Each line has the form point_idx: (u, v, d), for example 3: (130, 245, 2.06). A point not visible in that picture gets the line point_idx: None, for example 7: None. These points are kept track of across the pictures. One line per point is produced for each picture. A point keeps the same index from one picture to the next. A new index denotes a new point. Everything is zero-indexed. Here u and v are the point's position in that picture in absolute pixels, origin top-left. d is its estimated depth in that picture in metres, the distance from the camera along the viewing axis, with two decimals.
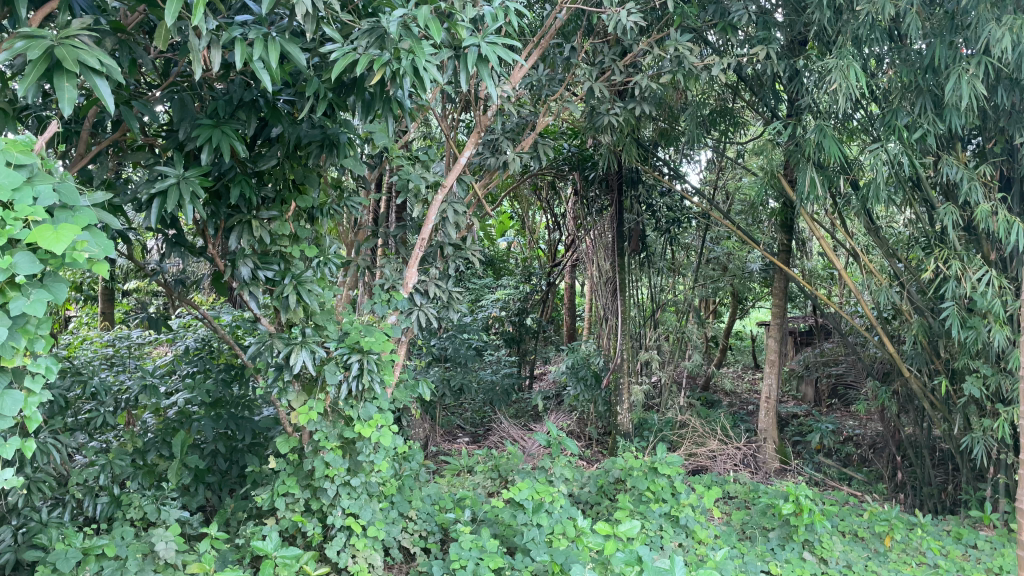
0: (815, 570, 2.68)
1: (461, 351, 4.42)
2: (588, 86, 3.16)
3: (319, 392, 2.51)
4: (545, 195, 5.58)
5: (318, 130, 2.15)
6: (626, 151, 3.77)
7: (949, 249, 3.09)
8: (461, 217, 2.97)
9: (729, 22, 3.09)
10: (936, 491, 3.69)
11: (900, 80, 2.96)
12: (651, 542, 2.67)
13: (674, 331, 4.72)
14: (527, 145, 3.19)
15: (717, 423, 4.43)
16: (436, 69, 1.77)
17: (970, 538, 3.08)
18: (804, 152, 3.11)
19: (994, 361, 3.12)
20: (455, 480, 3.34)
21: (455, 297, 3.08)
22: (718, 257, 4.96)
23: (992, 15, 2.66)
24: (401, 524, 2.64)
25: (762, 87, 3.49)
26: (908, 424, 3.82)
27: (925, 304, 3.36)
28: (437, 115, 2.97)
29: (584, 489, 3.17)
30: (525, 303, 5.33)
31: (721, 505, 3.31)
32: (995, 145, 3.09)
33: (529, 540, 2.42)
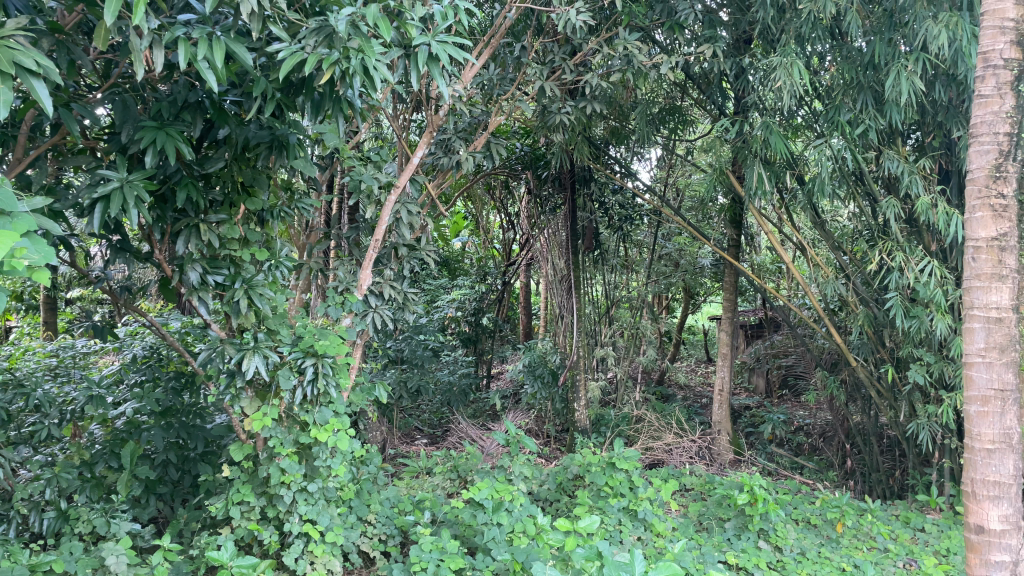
0: (770, 559, 2.73)
1: (418, 352, 4.39)
2: (539, 85, 3.17)
3: (273, 398, 2.47)
4: (499, 195, 5.61)
5: (266, 131, 2.12)
6: (578, 150, 3.80)
7: (892, 242, 3.18)
8: (415, 217, 2.95)
9: (676, 21, 3.11)
10: (884, 476, 3.79)
11: (842, 77, 3.04)
12: (611, 537, 2.69)
13: (628, 327, 4.78)
14: (480, 144, 3.19)
15: (672, 417, 4.49)
16: (386, 68, 1.76)
17: (917, 522, 3.17)
18: (752, 149, 3.16)
19: (937, 349, 3.22)
20: (414, 482, 3.33)
21: (410, 298, 3.07)
22: (670, 253, 5.04)
23: (928, 13, 2.74)
24: (360, 529, 2.61)
25: (710, 85, 3.55)
26: (857, 413, 3.92)
27: (870, 295, 3.45)
28: (389, 116, 2.95)
29: (543, 486, 3.18)
30: (481, 303, 5.31)
31: (678, 498, 3.36)
32: (933, 139, 3.19)
33: (490, 539, 2.41)
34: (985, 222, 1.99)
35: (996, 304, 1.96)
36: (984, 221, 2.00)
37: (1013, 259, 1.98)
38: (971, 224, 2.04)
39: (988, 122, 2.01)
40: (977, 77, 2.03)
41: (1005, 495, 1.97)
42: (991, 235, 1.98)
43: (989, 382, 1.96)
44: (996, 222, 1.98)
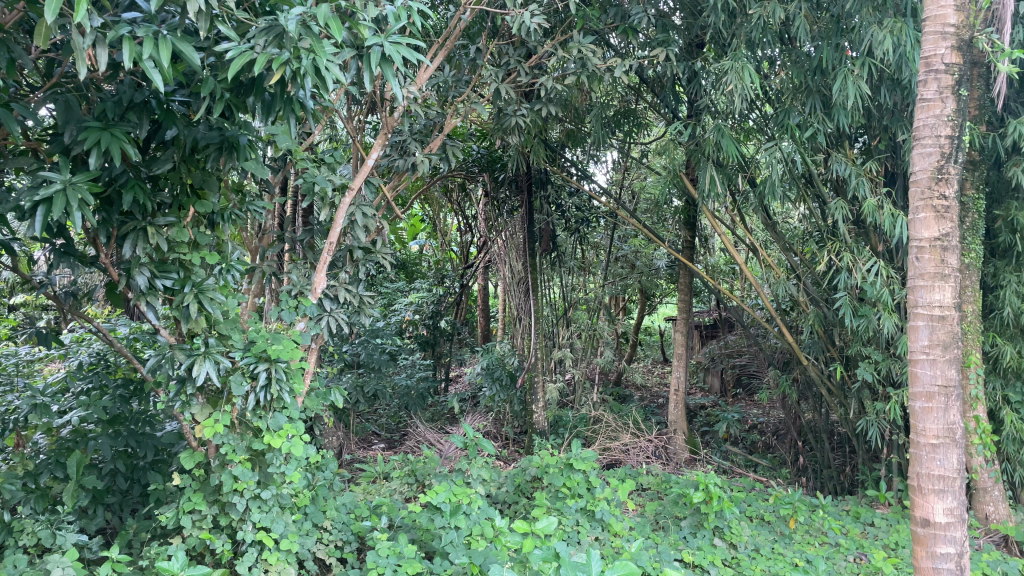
0: (725, 556, 2.76)
1: (374, 356, 4.31)
2: (494, 87, 3.16)
3: (225, 404, 2.43)
4: (456, 197, 5.60)
5: (215, 132, 2.09)
6: (534, 152, 3.80)
7: (840, 243, 3.25)
8: (370, 220, 2.93)
9: (629, 25, 3.13)
10: (835, 473, 3.87)
11: (792, 81, 3.10)
12: (569, 538, 2.69)
13: (586, 328, 4.80)
14: (435, 146, 3.16)
15: (629, 417, 4.52)
16: (338, 69, 1.74)
17: (867, 517, 3.25)
18: (704, 151, 3.20)
19: (884, 347, 3.30)
20: (371, 487, 3.29)
21: (366, 302, 3.04)
22: (626, 256, 5.17)
23: (874, 19, 2.82)
24: (315, 536, 2.57)
25: (663, 88, 3.59)
26: (808, 411, 4.00)
27: (821, 295, 3.52)
28: (342, 117, 2.92)
29: (501, 489, 3.18)
30: (439, 306, 5.29)
31: (635, 498, 3.38)
32: (880, 143, 3.27)
33: (448, 543, 2.39)
34: (927, 223, 2.04)
35: (939, 303, 2.01)
36: (927, 222, 2.05)
37: (955, 258, 2.04)
38: (914, 225, 2.09)
39: (931, 125, 2.06)
40: (920, 81, 2.09)
41: (950, 488, 2.02)
42: (934, 235, 2.04)
43: (933, 379, 2.02)
44: (938, 222, 2.03)
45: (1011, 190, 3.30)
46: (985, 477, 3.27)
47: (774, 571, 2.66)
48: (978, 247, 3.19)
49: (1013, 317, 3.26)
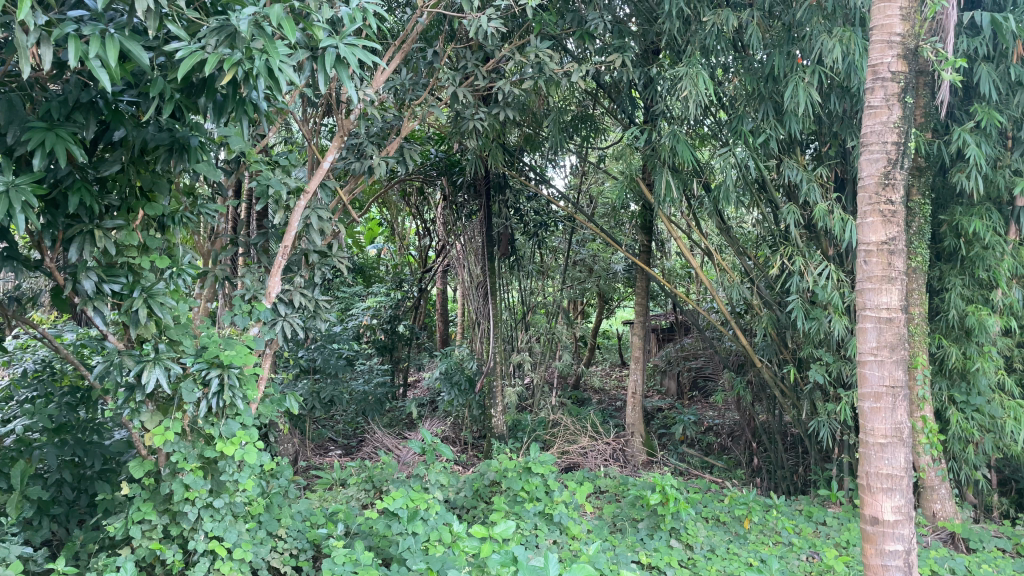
0: (681, 557, 2.79)
1: (331, 361, 4.27)
2: (452, 90, 3.15)
3: (176, 411, 2.38)
4: (414, 201, 5.59)
5: (165, 133, 2.05)
6: (492, 156, 3.80)
7: (792, 247, 3.31)
8: (326, 224, 2.90)
9: (585, 30, 3.15)
10: (788, 473, 3.94)
11: (745, 87, 3.16)
12: (526, 541, 2.69)
13: (544, 332, 4.77)
14: (392, 149, 3.13)
15: (587, 421, 4.54)
16: (292, 70, 1.72)
17: (819, 516, 3.31)
18: (660, 156, 3.24)
19: (835, 349, 3.37)
20: (327, 494, 3.25)
21: (322, 306, 3.00)
22: (584, 259, 5.16)
23: (823, 27, 2.88)
24: (270, 544, 2.51)
25: (620, 94, 3.64)
26: (762, 412, 4.06)
27: (773, 298, 3.58)
28: (297, 119, 2.88)
29: (460, 493, 3.16)
30: (397, 311, 5.25)
31: (592, 500, 3.40)
32: (830, 149, 3.34)
33: (405, 549, 2.36)
34: (875, 227, 2.09)
35: (886, 305, 2.06)
36: (874, 226, 2.10)
37: (902, 262, 2.09)
38: (862, 229, 2.14)
39: (878, 131, 2.11)
40: (867, 88, 2.14)
41: (898, 486, 2.06)
42: (881, 239, 2.09)
43: (881, 379, 2.06)
44: (885, 226, 2.09)
45: (955, 195, 3.40)
46: (931, 476, 3.36)
47: (729, 571, 2.69)
48: (924, 251, 3.28)
49: (958, 319, 3.35)
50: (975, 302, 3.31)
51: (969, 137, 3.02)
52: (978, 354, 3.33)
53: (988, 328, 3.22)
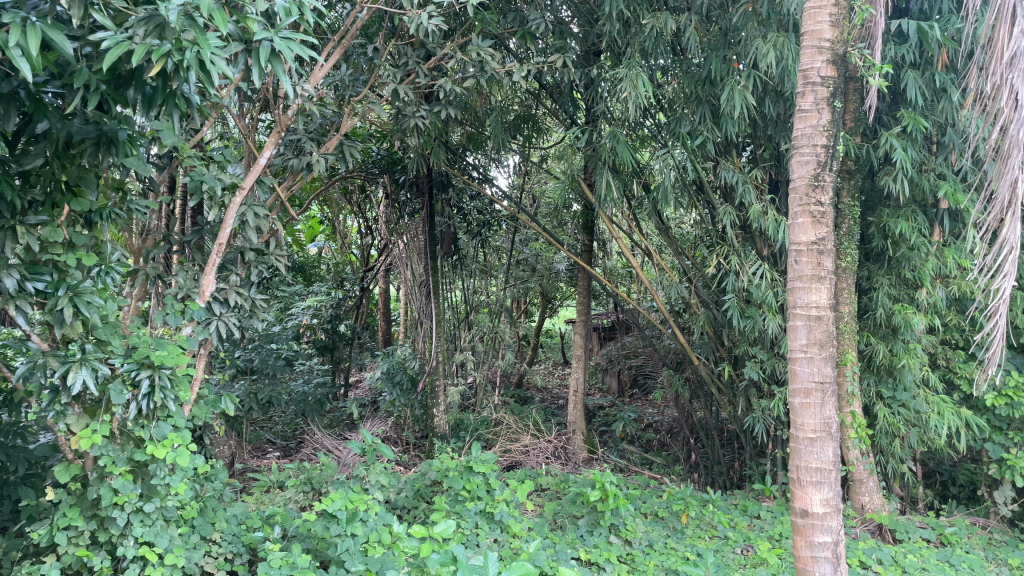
0: (620, 552, 2.82)
1: (269, 361, 4.18)
2: (392, 87, 3.11)
3: (103, 414, 2.29)
4: (356, 199, 5.53)
5: (92, 125, 1.98)
6: (434, 154, 3.77)
7: (728, 247, 3.39)
8: (262, 221, 2.84)
9: (527, 30, 3.16)
10: (724, 468, 4.05)
11: (683, 90, 3.21)
12: (467, 541, 2.69)
13: (487, 331, 4.82)
14: (332, 145, 3.05)
15: (529, 419, 4.56)
16: (225, 62, 1.69)
17: (754, 509, 3.39)
18: (600, 156, 3.26)
19: (769, 347, 3.47)
20: (264, 496, 3.19)
21: (259, 305, 2.95)
22: (527, 259, 5.16)
23: (758, 33, 2.95)
24: (203, 549, 2.45)
25: (562, 95, 3.67)
26: (700, 409, 4.15)
27: (710, 297, 3.66)
28: (233, 114, 2.81)
29: (400, 494, 3.13)
30: (338, 310, 5.17)
31: (534, 498, 3.41)
32: (765, 152, 3.43)
33: (344, 551, 2.33)
34: (805, 228, 2.15)
35: (816, 303, 2.11)
36: (805, 227, 2.16)
37: (830, 261, 2.15)
38: (793, 229, 2.20)
39: (808, 134, 2.17)
40: (799, 92, 2.19)
41: (826, 480, 2.12)
42: (811, 240, 2.15)
43: (810, 376, 2.11)
44: (815, 227, 2.15)
45: (882, 198, 3.52)
46: (860, 469, 3.48)
47: (667, 565, 2.73)
48: (853, 252, 3.40)
49: (885, 317, 3.47)
50: (901, 301, 3.43)
51: (897, 141, 3.11)
52: (904, 351, 3.45)
53: (913, 326, 3.33)
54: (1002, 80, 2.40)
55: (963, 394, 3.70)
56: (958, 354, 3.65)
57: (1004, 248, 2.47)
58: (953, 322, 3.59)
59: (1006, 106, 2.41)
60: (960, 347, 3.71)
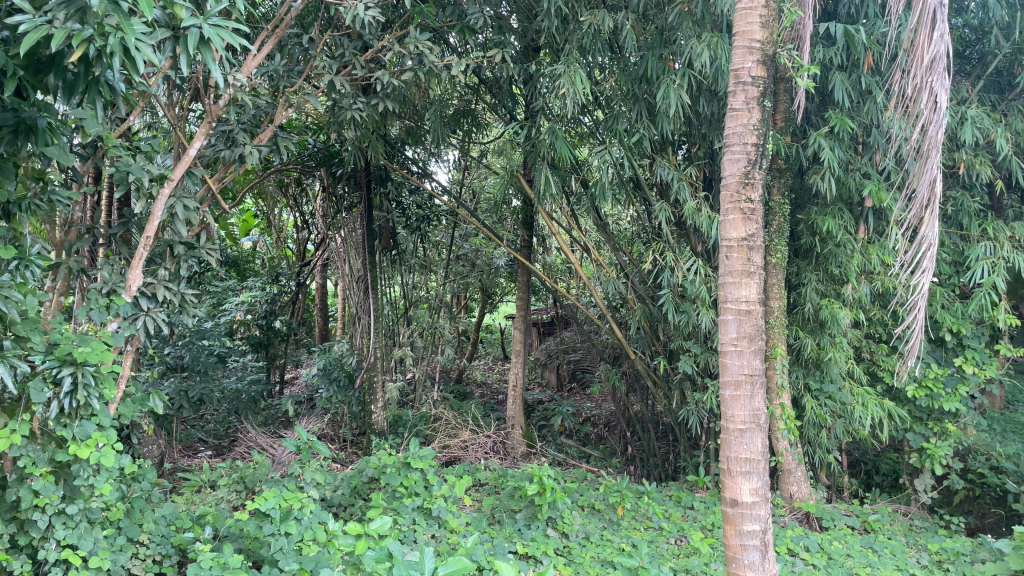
0: (557, 545, 2.84)
1: (201, 358, 4.07)
2: (328, 78, 3.05)
3: (23, 413, 2.20)
4: (292, 192, 5.45)
5: (9, 112, 1.89)
6: (372, 147, 3.72)
7: (664, 243, 3.45)
8: (192, 214, 2.76)
9: (465, 23, 3.13)
10: (660, 461, 4.14)
11: (620, 88, 3.25)
12: (404, 536, 2.68)
13: (426, 327, 4.78)
14: (266, 137, 2.97)
15: (468, 414, 4.56)
16: (150, 49, 1.64)
17: (687, 500, 3.47)
18: (539, 152, 3.28)
19: (702, 341, 3.55)
20: (194, 496, 3.11)
21: (189, 300, 2.87)
22: (467, 254, 5.06)
23: (693, 33, 3.01)
24: (130, 551, 2.38)
25: (501, 90, 3.67)
26: (636, 403, 4.22)
27: (646, 292, 3.72)
28: (161, 103, 2.73)
29: (337, 491, 3.08)
30: (273, 305, 5.05)
31: (472, 493, 3.41)
32: (699, 150, 3.50)
33: (277, 550, 2.28)
34: (735, 224, 2.19)
35: (746, 298, 2.16)
36: (736, 223, 2.20)
37: (759, 257, 2.21)
38: (724, 225, 2.24)
39: (739, 132, 2.22)
40: (730, 91, 2.25)
41: (755, 469, 2.17)
42: (741, 236, 2.19)
43: (740, 369, 2.16)
44: (745, 224, 2.19)
45: (811, 196, 3.62)
46: (789, 459, 3.60)
47: (603, 556, 2.77)
48: (783, 248, 3.50)
49: (813, 312, 3.57)
50: (828, 296, 3.54)
51: (824, 142, 3.20)
52: (831, 344, 3.56)
53: (840, 321, 3.45)
54: (922, 82, 2.49)
55: (886, 386, 3.86)
56: (881, 347, 3.79)
57: (923, 245, 2.57)
58: (877, 317, 3.73)
59: (926, 108, 2.50)
60: (883, 341, 3.86)
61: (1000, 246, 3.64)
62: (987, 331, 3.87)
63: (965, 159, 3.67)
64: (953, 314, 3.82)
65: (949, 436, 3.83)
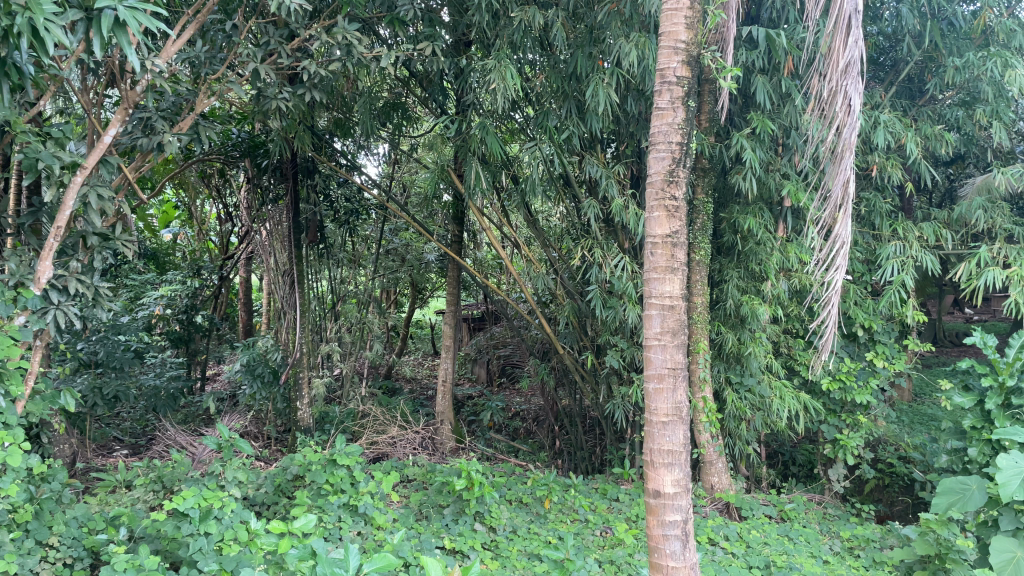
0: (484, 539, 2.85)
1: (117, 354, 3.90)
2: (252, 67, 2.95)
3: None
4: (214, 182, 5.30)
5: None
6: (298, 139, 3.64)
7: (592, 239, 3.49)
8: (107, 204, 2.64)
9: (395, 15, 3.09)
10: (587, 454, 4.23)
11: (550, 85, 3.27)
12: (329, 534, 2.65)
13: (355, 322, 4.71)
14: (186, 126, 2.87)
15: (396, 410, 4.52)
16: (61, 31, 1.58)
17: (613, 492, 3.53)
18: (469, 147, 3.27)
19: (628, 336, 3.62)
20: (108, 497, 2.99)
21: (104, 294, 2.75)
22: (396, 249, 5.13)
23: (621, 32, 3.05)
24: (38, 555, 2.28)
25: (432, 84, 3.64)
26: (564, 397, 4.28)
27: (575, 288, 3.77)
28: (74, 88, 2.60)
29: (260, 490, 3.01)
30: (194, 300, 4.91)
31: (400, 489, 3.39)
32: (627, 149, 3.57)
33: (196, 550, 2.22)
34: (660, 221, 2.24)
35: (669, 294, 2.21)
36: (660, 220, 2.24)
37: (683, 253, 2.26)
38: (649, 222, 2.28)
39: (664, 131, 2.26)
40: (656, 90, 2.28)
41: (677, 461, 2.21)
42: (665, 233, 2.24)
43: (664, 362, 2.20)
44: (669, 221, 2.24)
45: (733, 195, 3.72)
46: (710, 451, 3.69)
47: (530, 550, 2.80)
48: (706, 246, 3.59)
49: (734, 308, 3.68)
50: (748, 292, 3.65)
51: (746, 142, 3.29)
52: (751, 339, 3.66)
53: (759, 316, 3.55)
54: (837, 86, 2.59)
55: (802, 379, 4.01)
56: (798, 342, 3.94)
57: (836, 243, 2.67)
58: (794, 313, 3.86)
59: (840, 111, 2.61)
60: (800, 336, 4.00)
61: (909, 245, 3.80)
62: (897, 327, 4.05)
63: (877, 161, 3.82)
64: (865, 311, 3.98)
65: (860, 428, 4.01)
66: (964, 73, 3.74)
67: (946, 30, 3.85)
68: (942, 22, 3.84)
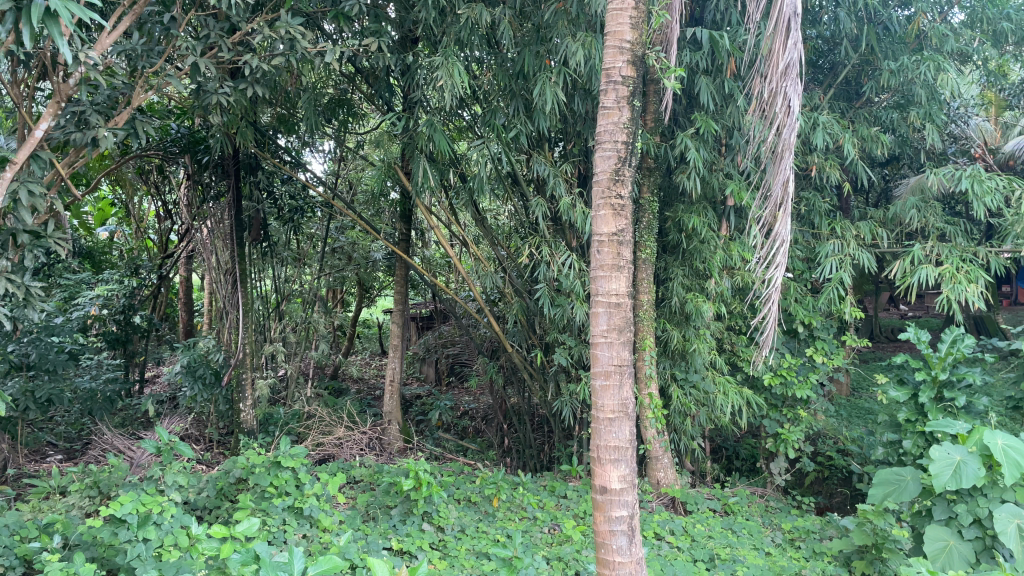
0: (432, 539, 2.84)
1: (50, 356, 3.75)
2: (192, 60, 2.87)
3: None
4: (153, 179, 5.17)
5: None
6: (241, 134, 3.55)
7: (540, 237, 3.50)
8: (39, 201, 2.54)
9: (340, 10, 3.04)
10: (535, 451, 4.27)
11: (497, 83, 3.27)
12: (273, 538, 2.60)
13: (300, 321, 4.59)
14: (122, 120, 2.78)
15: (343, 411, 4.46)
16: None
17: (561, 490, 3.56)
18: (416, 145, 3.23)
19: (576, 334, 3.65)
20: (41, 504, 2.88)
21: (35, 294, 2.65)
22: (342, 247, 5.03)
23: (568, 31, 3.06)
24: None
25: (378, 80, 3.61)
26: (513, 395, 4.29)
27: (523, 286, 3.78)
28: (2, 79, 2.49)
29: (201, 493, 2.93)
30: (132, 300, 4.76)
31: (347, 489, 3.36)
32: (575, 147, 3.61)
33: (134, 558, 2.16)
34: (606, 220, 2.25)
35: (615, 292, 2.23)
36: (606, 219, 2.26)
37: (629, 252, 2.27)
38: (596, 221, 2.29)
39: (609, 130, 2.27)
40: (602, 89, 2.29)
41: (623, 457, 2.23)
42: (612, 231, 2.25)
43: (610, 359, 2.22)
44: (615, 219, 2.25)
45: (678, 194, 3.77)
46: (656, 447, 3.74)
47: (478, 549, 2.79)
48: (651, 245, 3.63)
49: (679, 305, 3.73)
50: (692, 290, 3.70)
51: (690, 142, 3.33)
52: (695, 336, 3.73)
53: (703, 313, 3.61)
54: (777, 87, 2.64)
55: (745, 374, 4.10)
56: (740, 339, 4.01)
57: (776, 242, 2.72)
58: (737, 310, 3.93)
59: (780, 112, 2.66)
60: (742, 333, 4.09)
61: (846, 244, 3.90)
62: (835, 323, 4.17)
63: (816, 162, 3.91)
64: (805, 307, 4.08)
65: (800, 422, 4.11)
66: (899, 76, 3.85)
67: (881, 34, 3.96)
68: (877, 27, 3.95)
